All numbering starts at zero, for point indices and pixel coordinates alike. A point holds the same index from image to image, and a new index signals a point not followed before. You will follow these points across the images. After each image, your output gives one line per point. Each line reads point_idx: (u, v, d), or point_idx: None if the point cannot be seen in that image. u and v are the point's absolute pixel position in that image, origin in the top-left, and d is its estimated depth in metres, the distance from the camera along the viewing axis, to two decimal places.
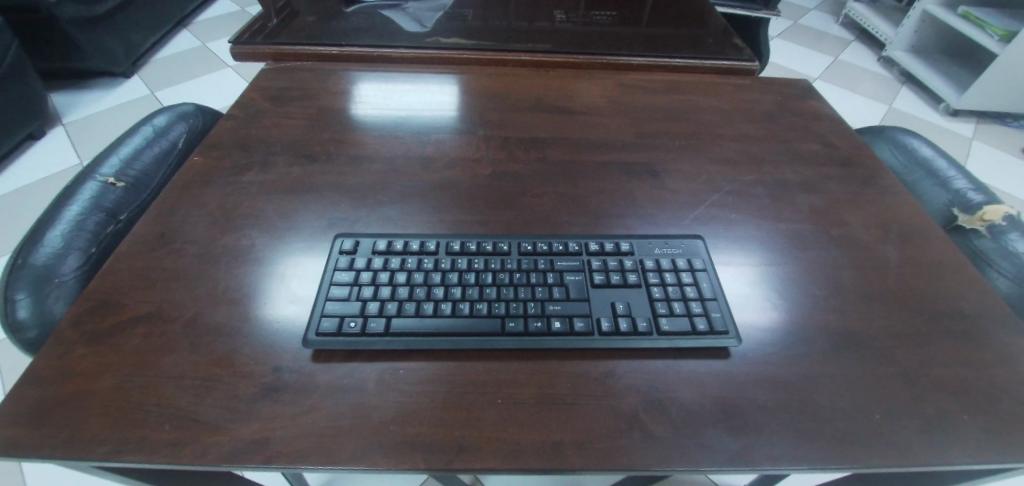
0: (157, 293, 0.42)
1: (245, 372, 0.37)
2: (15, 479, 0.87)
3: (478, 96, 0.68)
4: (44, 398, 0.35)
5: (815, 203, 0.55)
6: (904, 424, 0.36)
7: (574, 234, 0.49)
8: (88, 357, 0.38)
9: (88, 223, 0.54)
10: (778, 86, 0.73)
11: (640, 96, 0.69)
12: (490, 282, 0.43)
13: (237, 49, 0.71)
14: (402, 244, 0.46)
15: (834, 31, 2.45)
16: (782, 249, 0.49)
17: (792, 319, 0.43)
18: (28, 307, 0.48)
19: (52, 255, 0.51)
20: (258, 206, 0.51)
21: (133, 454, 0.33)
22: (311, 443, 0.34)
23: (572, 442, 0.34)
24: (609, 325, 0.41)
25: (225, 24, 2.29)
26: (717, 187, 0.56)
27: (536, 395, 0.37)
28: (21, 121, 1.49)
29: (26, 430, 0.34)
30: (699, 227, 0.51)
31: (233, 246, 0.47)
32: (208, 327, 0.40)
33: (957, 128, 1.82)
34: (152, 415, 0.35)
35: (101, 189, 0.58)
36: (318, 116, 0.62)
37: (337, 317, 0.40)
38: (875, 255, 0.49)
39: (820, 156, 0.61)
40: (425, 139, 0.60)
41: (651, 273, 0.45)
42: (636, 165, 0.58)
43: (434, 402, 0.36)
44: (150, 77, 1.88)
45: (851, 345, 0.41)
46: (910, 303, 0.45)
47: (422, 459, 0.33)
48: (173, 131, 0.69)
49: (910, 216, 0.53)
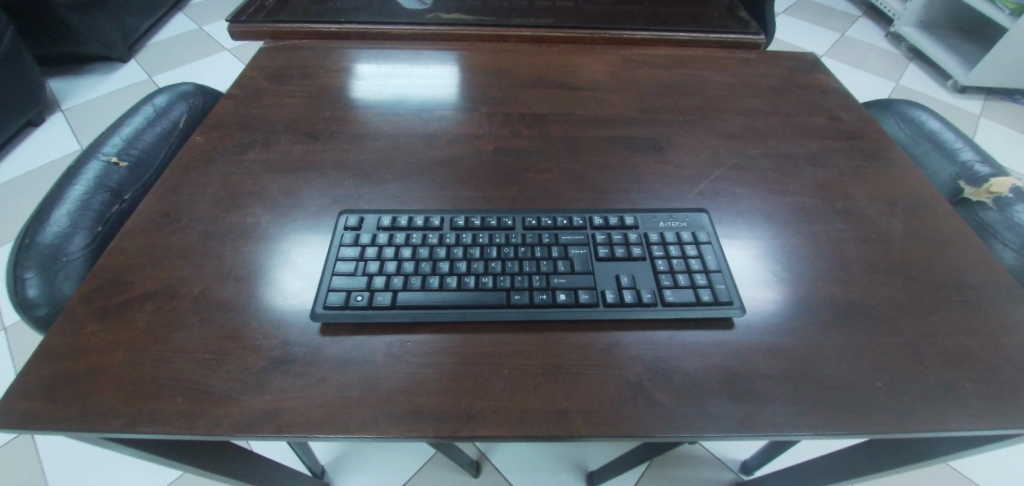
0: (164, 270, 0.43)
1: (254, 346, 0.38)
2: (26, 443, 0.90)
3: (480, 73, 0.67)
4: (57, 372, 0.36)
5: (820, 176, 0.54)
6: (907, 392, 0.37)
7: (578, 209, 0.49)
8: (100, 333, 0.38)
9: (93, 202, 0.54)
10: (784, 60, 0.72)
11: (644, 71, 0.68)
12: (495, 256, 0.44)
13: (235, 28, 0.70)
14: (407, 219, 0.46)
15: (842, 8, 2.39)
16: (785, 222, 0.49)
17: (794, 291, 0.43)
18: (38, 285, 0.48)
19: (59, 233, 0.51)
20: (262, 185, 0.51)
21: (149, 425, 0.34)
22: (322, 413, 0.34)
23: (579, 410, 0.35)
24: (613, 296, 0.41)
25: (220, 7, 2.25)
26: (721, 161, 0.56)
27: (542, 365, 0.37)
28: (21, 109, 1.48)
29: (42, 403, 0.34)
30: (704, 202, 0.51)
31: (238, 224, 0.47)
32: (217, 303, 0.41)
33: (965, 105, 1.79)
34: (163, 388, 0.36)
35: (104, 168, 0.58)
36: (318, 95, 0.62)
37: (344, 291, 0.40)
38: (880, 227, 0.49)
39: (826, 130, 0.60)
40: (427, 117, 0.60)
41: (655, 246, 0.45)
42: (640, 140, 0.57)
43: (441, 373, 0.37)
44: (147, 62, 1.86)
45: (855, 315, 0.42)
46: (914, 274, 0.45)
47: (431, 427, 0.34)
48: (174, 110, 0.68)
49: (918, 189, 0.53)
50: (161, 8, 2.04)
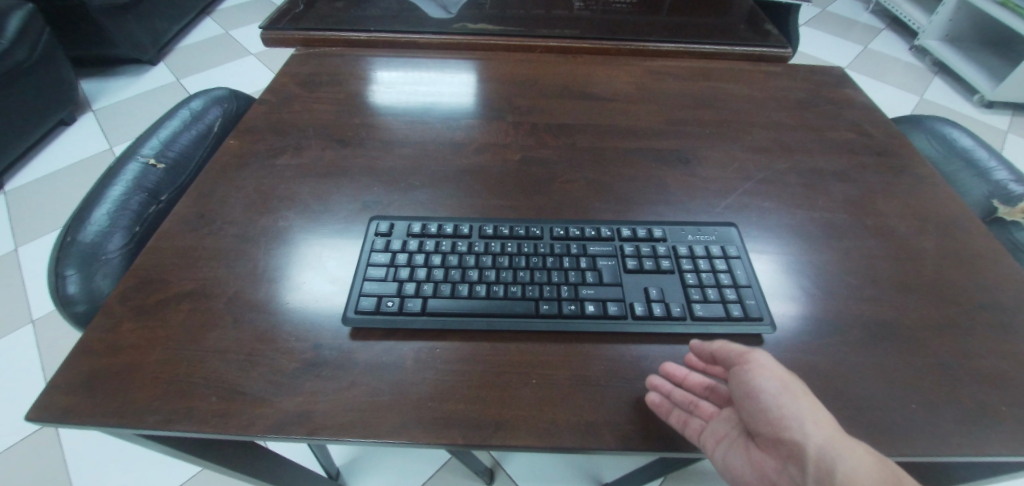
0: (199, 270, 0.44)
1: (286, 348, 0.39)
2: (49, 436, 0.92)
3: (506, 83, 0.67)
4: (96, 369, 0.37)
5: (849, 192, 0.54)
6: (940, 415, 0.36)
7: (606, 220, 0.49)
8: (137, 332, 0.39)
9: (131, 203, 0.56)
10: (811, 74, 0.71)
11: (669, 83, 0.68)
12: (523, 265, 0.44)
13: (266, 35, 0.72)
14: (437, 227, 0.46)
15: (864, 20, 2.37)
16: (813, 237, 0.49)
17: (824, 308, 0.43)
18: (77, 282, 0.50)
19: (99, 232, 0.53)
20: (294, 189, 0.52)
21: (182, 423, 0.34)
22: (353, 417, 0.35)
23: (607, 422, 0.35)
24: (642, 309, 0.41)
25: (246, 13, 2.30)
26: (749, 175, 0.55)
27: (571, 376, 0.37)
28: (54, 108, 1.53)
29: (81, 398, 0.35)
30: (731, 215, 0.51)
31: (270, 227, 0.48)
32: (250, 304, 0.42)
33: (991, 121, 1.76)
34: (197, 387, 0.36)
35: (142, 170, 0.59)
36: (348, 102, 0.63)
37: (375, 296, 0.41)
38: (911, 245, 0.48)
39: (854, 145, 0.60)
40: (454, 126, 0.60)
41: (684, 260, 0.44)
42: (665, 152, 0.58)
43: (470, 380, 0.37)
44: (174, 65, 1.91)
45: (887, 335, 0.41)
46: (948, 294, 0.44)
47: (460, 435, 0.34)
48: (209, 114, 0.69)
49: (949, 207, 0.52)
50: (190, 13, 2.09)
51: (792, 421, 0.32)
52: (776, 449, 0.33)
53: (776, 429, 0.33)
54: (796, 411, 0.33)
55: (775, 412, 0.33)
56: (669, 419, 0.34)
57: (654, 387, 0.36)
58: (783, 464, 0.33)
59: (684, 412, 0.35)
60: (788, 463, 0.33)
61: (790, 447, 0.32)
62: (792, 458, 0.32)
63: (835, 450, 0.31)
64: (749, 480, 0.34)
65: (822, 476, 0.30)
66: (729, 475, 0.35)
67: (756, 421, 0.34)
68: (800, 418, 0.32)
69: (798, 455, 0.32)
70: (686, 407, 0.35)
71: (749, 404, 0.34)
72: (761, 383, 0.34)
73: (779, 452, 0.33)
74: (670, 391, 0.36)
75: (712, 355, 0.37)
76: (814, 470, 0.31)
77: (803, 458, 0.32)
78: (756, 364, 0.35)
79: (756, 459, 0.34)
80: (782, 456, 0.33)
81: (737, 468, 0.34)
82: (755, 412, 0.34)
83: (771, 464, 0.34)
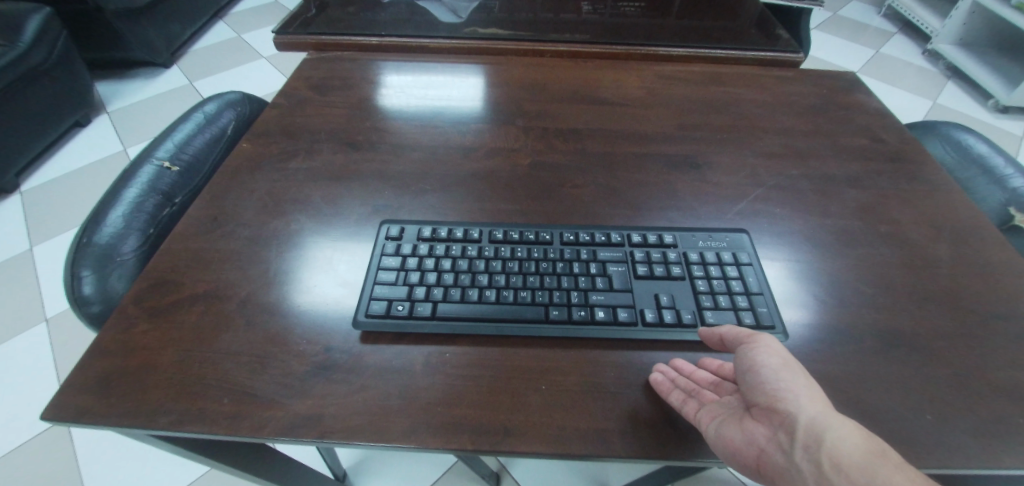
0: (212, 272, 0.44)
1: (298, 351, 0.39)
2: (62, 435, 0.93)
3: (516, 87, 0.67)
4: (111, 369, 0.37)
5: (862, 199, 0.53)
6: (957, 427, 0.35)
7: (616, 225, 0.49)
8: (151, 333, 0.40)
9: (146, 205, 0.57)
10: (824, 79, 0.71)
11: (680, 88, 0.68)
12: (533, 270, 0.44)
13: (280, 39, 0.73)
14: (447, 231, 0.46)
15: (876, 24, 2.35)
16: (826, 245, 0.48)
17: (838, 317, 0.42)
18: (93, 283, 0.51)
19: (114, 234, 0.53)
20: (306, 192, 0.52)
21: (194, 425, 0.35)
22: (363, 420, 0.35)
23: (617, 430, 0.35)
24: (653, 316, 0.41)
25: (258, 17, 2.33)
26: (761, 181, 0.55)
27: (581, 383, 0.37)
28: (70, 110, 1.56)
29: (96, 398, 0.36)
30: (743, 222, 0.50)
31: (282, 230, 0.48)
32: (262, 306, 0.42)
33: (1007, 126, 1.73)
34: (210, 389, 0.37)
35: (157, 172, 0.60)
36: (360, 106, 0.64)
37: (386, 300, 0.41)
38: (926, 253, 0.48)
39: (867, 151, 0.59)
40: (465, 130, 0.61)
41: (695, 266, 0.44)
42: (676, 158, 0.57)
43: (479, 385, 0.37)
44: (187, 68, 1.94)
45: (902, 344, 0.40)
46: (964, 303, 0.43)
47: (470, 441, 0.34)
48: (223, 117, 0.70)
49: (966, 215, 0.51)
50: (203, 17, 2.12)
51: (788, 393, 0.32)
52: (768, 419, 0.33)
53: (772, 398, 0.33)
54: (794, 386, 0.33)
55: (772, 385, 0.33)
56: (667, 395, 0.35)
57: (659, 369, 0.37)
58: (774, 433, 0.32)
59: (683, 392, 0.35)
60: (778, 432, 0.32)
61: (782, 417, 0.32)
62: (783, 427, 0.32)
63: (825, 422, 0.31)
64: (742, 453, 0.32)
65: (811, 444, 0.30)
66: (723, 450, 0.33)
67: (754, 393, 0.34)
68: (796, 392, 0.32)
69: (789, 425, 0.32)
70: (686, 390, 0.36)
71: (748, 377, 0.34)
72: (763, 359, 0.34)
73: (771, 422, 0.33)
74: (673, 376, 0.37)
75: (721, 340, 0.37)
76: (804, 436, 0.31)
77: (794, 427, 0.31)
78: (763, 344, 0.35)
79: (749, 429, 0.33)
80: (773, 426, 0.32)
81: (732, 441, 0.33)
82: (753, 385, 0.34)
83: (764, 434, 0.33)
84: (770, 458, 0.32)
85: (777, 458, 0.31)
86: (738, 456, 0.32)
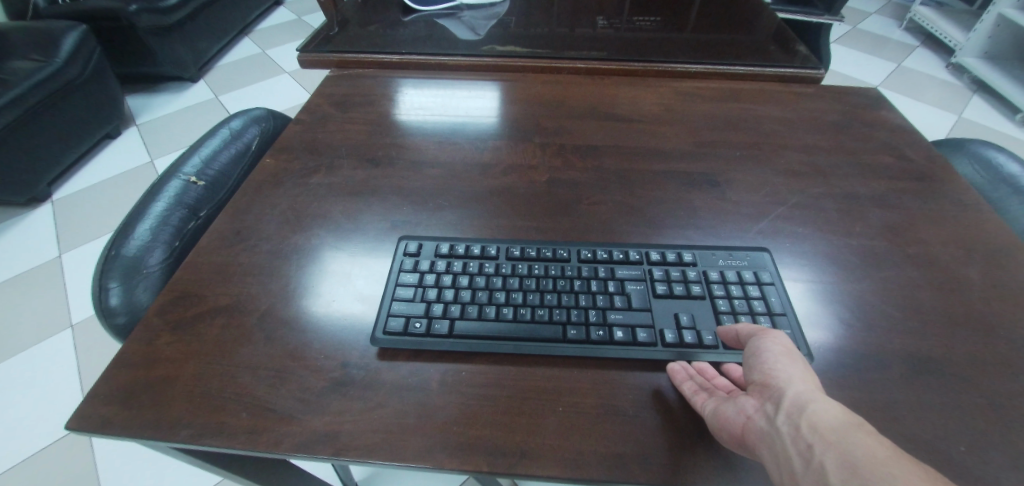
0: (234, 286, 0.45)
1: (315, 366, 0.39)
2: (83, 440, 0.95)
3: (533, 103, 0.68)
4: (134, 380, 0.38)
5: (888, 218, 0.52)
6: (994, 459, 0.34)
7: (633, 243, 0.48)
8: (174, 345, 0.41)
9: (172, 218, 0.58)
10: (846, 96, 0.70)
11: (697, 105, 0.68)
12: (550, 288, 0.43)
13: (304, 57, 0.75)
14: (464, 247, 0.47)
15: (897, 37, 2.32)
16: (851, 265, 0.47)
17: (865, 340, 0.41)
18: (119, 294, 0.52)
19: (140, 247, 0.55)
20: (326, 207, 0.53)
21: (213, 438, 0.35)
22: (379, 437, 0.35)
23: (636, 455, 0.34)
24: (672, 337, 0.40)
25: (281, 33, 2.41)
26: (781, 199, 0.54)
27: (599, 405, 0.37)
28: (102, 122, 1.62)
29: (120, 410, 0.36)
30: (765, 241, 0.49)
31: (302, 245, 0.49)
32: (282, 321, 0.42)
33: None
34: (229, 402, 0.37)
35: (183, 187, 0.62)
36: (380, 122, 0.65)
37: (403, 317, 0.41)
38: (957, 275, 0.46)
39: (892, 169, 0.58)
40: (481, 146, 0.61)
41: (716, 286, 0.43)
42: (694, 175, 0.57)
43: (495, 405, 0.37)
44: (213, 82, 2.01)
45: (934, 370, 0.39)
46: (998, 328, 0.42)
47: (484, 462, 0.33)
48: (247, 133, 0.72)
49: (997, 236, 0.50)
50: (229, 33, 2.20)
51: (783, 372, 0.32)
52: (759, 393, 0.32)
53: (765, 375, 0.33)
54: (791, 368, 0.32)
55: (769, 364, 0.33)
56: (680, 382, 0.37)
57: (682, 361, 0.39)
58: (762, 404, 0.31)
59: (697, 385, 0.36)
60: (766, 403, 0.31)
61: (772, 390, 0.31)
62: (770, 398, 0.31)
63: (812, 397, 0.30)
64: (730, 422, 0.32)
65: (793, 412, 0.29)
66: (713, 421, 0.33)
67: (751, 372, 0.34)
68: (791, 372, 0.32)
69: (776, 396, 0.31)
70: (700, 385, 0.36)
71: (751, 360, 0.34)
72: (768, 345, 0.34)
73: (761, 395, 0.32)
74: (695, 373, 0.38)
75: (737, 337, 0.37)
76: (787, 405, 0.30)
77: (780, 398, 0.31)
78: (773, 334, 0.35)
79: (740, 401, 0.32)
80: (762, 398, 0.32)
81: (725, 415, 0.33)
82: (752, 365, 0.34)
83: (753, 406, 0.32)
84: (753, 425, 0.31)
85: (760, 425, 0.30)
86: (727, 427, 0.32)
